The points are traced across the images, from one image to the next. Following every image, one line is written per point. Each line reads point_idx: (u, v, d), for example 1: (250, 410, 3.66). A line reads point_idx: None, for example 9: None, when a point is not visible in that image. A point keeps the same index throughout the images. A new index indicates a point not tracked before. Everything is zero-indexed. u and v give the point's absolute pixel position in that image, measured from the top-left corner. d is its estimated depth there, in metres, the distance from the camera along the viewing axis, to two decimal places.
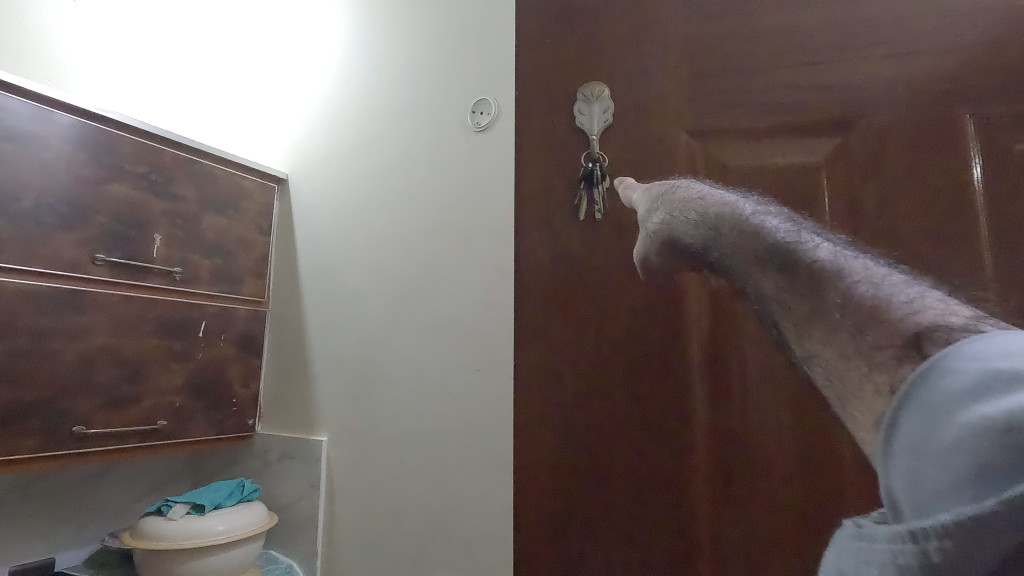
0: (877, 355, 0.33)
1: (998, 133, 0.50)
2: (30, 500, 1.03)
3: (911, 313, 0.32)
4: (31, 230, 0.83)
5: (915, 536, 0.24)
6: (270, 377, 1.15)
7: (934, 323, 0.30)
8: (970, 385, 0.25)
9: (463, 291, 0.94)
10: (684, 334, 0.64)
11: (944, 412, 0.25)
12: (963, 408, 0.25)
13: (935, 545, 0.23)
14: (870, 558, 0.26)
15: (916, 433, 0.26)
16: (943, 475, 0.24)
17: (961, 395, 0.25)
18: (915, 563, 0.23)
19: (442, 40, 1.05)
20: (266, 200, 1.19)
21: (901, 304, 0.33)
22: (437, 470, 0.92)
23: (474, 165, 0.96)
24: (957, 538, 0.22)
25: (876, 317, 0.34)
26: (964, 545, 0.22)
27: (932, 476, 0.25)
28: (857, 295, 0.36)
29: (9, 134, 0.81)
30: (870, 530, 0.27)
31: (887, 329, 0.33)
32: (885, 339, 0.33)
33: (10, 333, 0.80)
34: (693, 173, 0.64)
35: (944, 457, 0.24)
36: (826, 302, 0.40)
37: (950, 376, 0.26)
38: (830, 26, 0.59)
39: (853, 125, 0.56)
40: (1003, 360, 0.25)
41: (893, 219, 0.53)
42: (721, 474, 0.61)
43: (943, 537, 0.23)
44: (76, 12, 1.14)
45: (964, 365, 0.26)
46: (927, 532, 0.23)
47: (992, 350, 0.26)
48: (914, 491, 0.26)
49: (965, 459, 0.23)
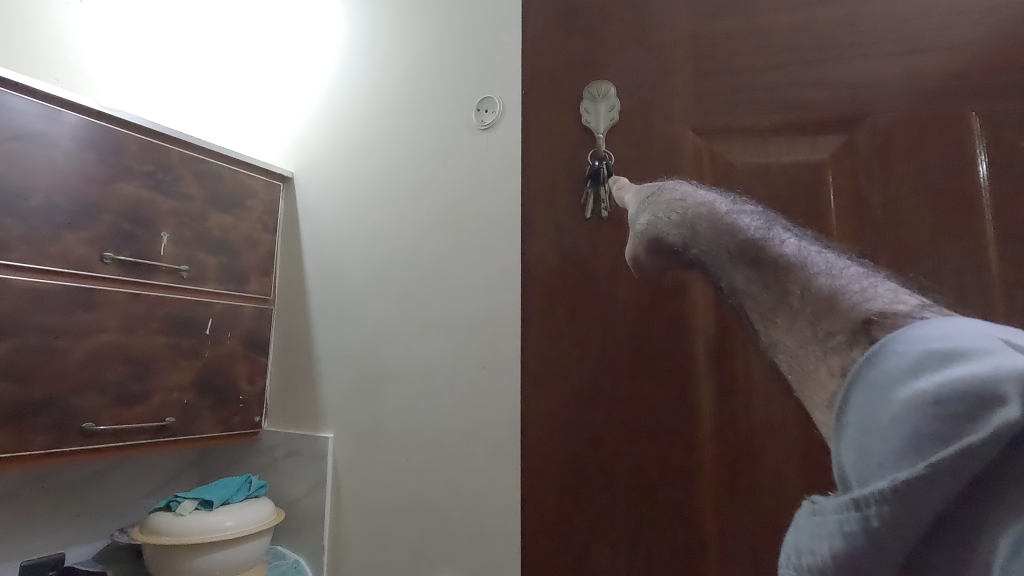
0: (801, 330, 0.26)
1: (1004, 130, 0.50)
2: (40, 496, 1.04)
3: (856, 291, 0.25)
4: (40, 229, 0.84)
5: (858, 503, 0.21)
6: (277, 375, 1.16)
7: (887, 308, 0.24)
8: (908, 360, 0.22)
9: (469, 289, 0.94)
10: (690, 331, 0.65)
11: (881, 387, 0.22)
12: (901, 382, 0.21)
13: (875, 510, 0.20)
14: (813, 530, 0.23)
15: (851, 408, 0.23)
16: (880, 446, 0.21)
17: (899, 371, 0.22)
18: (859, 530, 0.21)
19: (446, 38, 1.05)
20: (271, 198, 1.19)
21: (835, 270, 0.27)
22: (442, 465, 0.92)
23: (479, 162, 0.97)
24: (897, 503, 0.20)
25: (804, 283, 0.27)
26: (903, 511, 0.20)
27: (870, 450, 0.22)
28: (788, 255, 0.29)
29: (17, 133, 0.82)
30: (816, 499, 0.24)
31: (822, 302, 0.26)
32: (820, 317, 0.26)
33: (21, 330, 0.81)
34: (698, 171, 0.64)
35: (882, 429, 0.22)
36: (721, 253, 0.33)
37: (886, 355, 0.22)
38: (836, 24, 0.59)
39: (859, 123, 0.57)
40: (942, 338, 0.22)
41: (898, 216, 0.54)
42: (726, 471, 0.61)
43: (884, 503, 0.20)
44: (83, 12, 1.15)
45: (904, 344, 0.22)
46: (867, 498, 0.21)
47: (935, 331, 0.22)
48: (852, 461, 0.23)
49: (908, 426, 0.21)
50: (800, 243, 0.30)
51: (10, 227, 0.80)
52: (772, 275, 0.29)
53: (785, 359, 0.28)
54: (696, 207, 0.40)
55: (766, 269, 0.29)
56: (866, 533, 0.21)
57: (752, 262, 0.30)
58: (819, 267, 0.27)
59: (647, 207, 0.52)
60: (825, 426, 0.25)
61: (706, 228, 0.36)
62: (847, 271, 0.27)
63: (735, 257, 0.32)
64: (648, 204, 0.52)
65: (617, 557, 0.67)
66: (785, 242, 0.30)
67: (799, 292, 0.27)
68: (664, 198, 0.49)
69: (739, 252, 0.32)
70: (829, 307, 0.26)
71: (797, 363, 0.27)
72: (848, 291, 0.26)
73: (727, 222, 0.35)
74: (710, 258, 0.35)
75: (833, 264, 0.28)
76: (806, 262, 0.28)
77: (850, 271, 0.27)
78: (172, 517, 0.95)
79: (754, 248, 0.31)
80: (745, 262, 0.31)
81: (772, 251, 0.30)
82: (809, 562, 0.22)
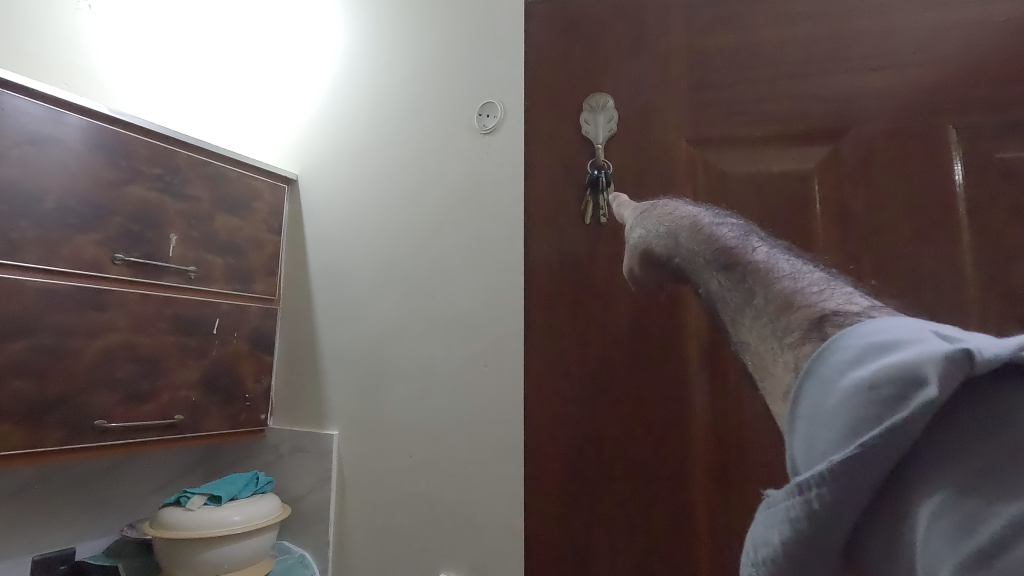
0: (764, 327, 0.30)
1: (980, 142, 0.53)
2: (51, 492, 1.06)
3: (814, 293, 0.29)
4: (53, 231, 0.86)
5: (801, 488, 0.23)
6: (282, 373, 1.19)
7: (839, 308, 0.27)
8: (852, 353, 0.24)
9: (472, 289, 0.97)
10: (684, 332, 0.67)
11: (829, 378, 0.25)
12: (845, 373, 0.24)
13: (815, 493, 0.23)
14: (769, 520, 0.25)
15: (804, 399, 0.26)
16: (825, 433, 0.24)
17: (845, 362, 0.24)
18: (803, 515, 0.23)
19: (448, 45, 1.07)
20: (276, 200, 1.22)
21: (799, 276, 0.30)
22: (445, 461, 0.95)
23: (481, 166, 1.00)
24: (833, 484, 0.22)
25: (770, 285, 0.30)
26: (839, 491, 0.22)
27: (817, 437, 0.24)
28: (759, 260, 0.32)
29: (28, 137, 0.84)
30: (772, 492, 0.26)
31: (783, 302, 0.29)
32: (780, 315, 0.29)
33: (35, 330, 0.83)
34: (692, 178, 0.67)
35: (828, 417, 0.24)
36: (699, 258, 0.36)
37: (834, 349, 0.25)
38: (823, 38, 0.62)
39: (844, 134, 0.60)
40: (881, 334, 0.24)
41: (879, 223, 0.57)
42: (719, 466, 0.64)
43: (820, 485, 0.22)
44: (91, 18, 1.17)
45: (850, 339, 0.25)
46: (807, 482, 0.23)
47: (878, 327, 0.25)
48: (803, 451, 0.25)
49: (844, 415, 0.23)
50: (772, 250, 0.33)
51: (24, 230, 0.82)
52: (742, 278, 0.32)
53: (751, 356, 0.31)
54: (682, 218, 0.44)
55: (737, 273, 0.33)
56: (809, 516, 0.23)
57: (725, 266, 0.34)
58: (786, 273, 0.31)
59: (642, 221, 0.55)
60: (783, 417, 0.28)
61: (688, 237, 0.40)
62: (812, 277, 0.30)
63: (710, 262, 0.35)
64: (642, 218, 0.55)
65: (615, 548, 0.69)
66: (757, 249, 0.33)
67: (764, 293, 0.30)
68: (656, 213, 0.52)
69: (714, 257, 0.35)
70: (788, 306, 0.29)
71: (759, 358, 0.30)
72: (807, 293, 0.29)
73: (705, 230, 0.38)
74: (689, 265, 0.38)
75: (799, 270, 0.31)
76: (774, 267, 0.31)
77: (815, 277, 0.30)
78: (181, 512, 0.98)
79: (727, 253, 0.34)
80: (719, 267, 0.34)
81: (745, 256, 0.33)
82: (766, 552, 0.25)
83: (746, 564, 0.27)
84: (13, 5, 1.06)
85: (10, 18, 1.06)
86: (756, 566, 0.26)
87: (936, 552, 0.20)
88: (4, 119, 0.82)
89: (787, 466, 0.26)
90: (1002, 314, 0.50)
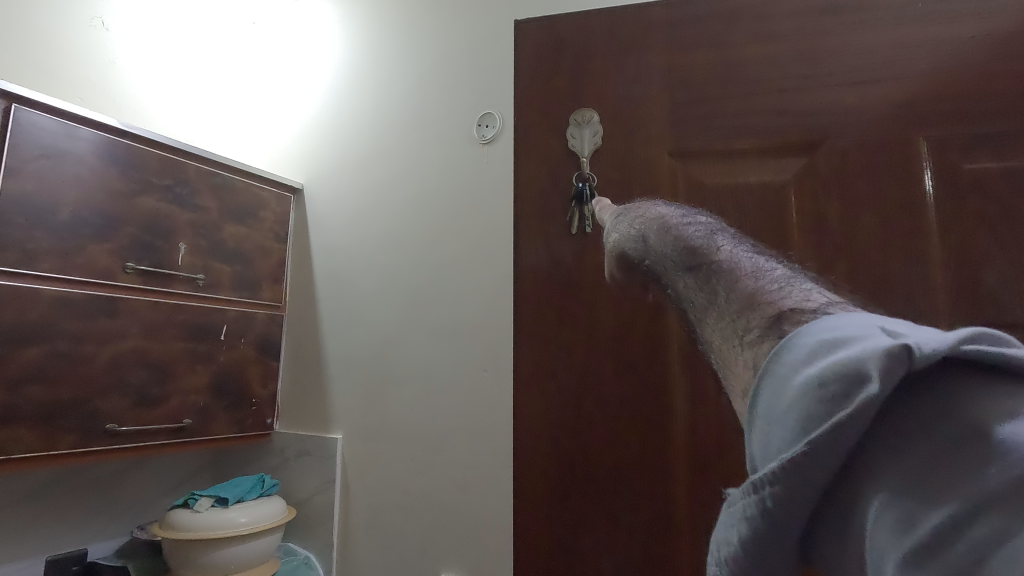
0: (727, 326, 0.30)
1: (949, 153, 0.57)
2: (65, 493, 1.08)
3: (774, 292, 0.29)
4: (68, 240, 0.89)
5: (756, 486, 0.22)
6: (287, 379, 1.22)
7: (798, 305, 0.27)
8: (806, 351, 0.23)
9: (469, 294, 1.01)
10: (667, 334, 0.69)
11: (785, 376, 0.24)
12: (798, 371, 0.23)
13: (768, 492, 0.21)
14: (729, 519, 0.24)
15: (762, 398, 0.25)
16: (781, 430, 0.23)
17: (798, 361, 0.24)
18: (757, 513, 0.22)
19: (446, 59, 1.11)
20: (281, 209, 1.25)
21: (761, 274, 0.31)
22: (446, 463, 0.98)
23: (479, 176, 1.03)
24: (785, 483, 0.21)
25: (733, 285, 0.31)
26: (790, 489, 0.21)
27: (774, 436, 0.23)
28: (721, 259, 0.33)
29: (45, 151, 0.87)
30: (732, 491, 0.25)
31: (746, 301, 0.29)
32: (741, 314, 0.29)
33: (51, 336, 0.86)
34: (674, 187, 0.69)
35: (782, 415, 0.23)
36: (667, 260, 0.38)
37: (790, 347, 0.24)
38: (799, 55, 0.65)
39: (820, 145, 0.62)
40: (832, 331, 0.24)
41: (852, 233, 0.59)
42: (697, 464, 0.64)
43: (773, 483, 0.21)
44: (106, 34, 1.19)
45: (805, 337, 0.24)
46: (761, 480, 0.22)
47: (831, 324, 0.24)
48: (761, 449, 0.24)
49: (796, 414, 0.22)
50: (736, 249, 0.34)
51: (41, 240, 0.85)
52: (707, 279, 0.33)
53: (716, 355, 0.31)
54: (652, 221, 0.46)
55: (702, 273, 0.33)
56: (763, 515, 0.22)
57: (691, 268, 0.34)
58: (748, 272, 0.31)
59: (618, 225, 0.55)
60: (743, 414, 0.27)
61: (657, 239, 0.41)
62: (773, 276, 0.30)
63: (677, 264, 0.36)
64: (619, 221, 0.56)
65: (603, 552, 0.69)
66: (721, 247, 0.34)
67: (727, 293, 0.31)
68: (631, 216, 0.53)
69: (680, 257, 0.36)
70: (751, 305, 0.29)
71: (723, 356, 0.30)
72: (768, 291, 0.29)
73: (673, 229, 0.40)
74: (659, 266, 0.39)
75: (761, 268, 0.31)
76: (736, 266, 0.32)
77: (777, 276, 0.31)
78: (189, 513, 0.99)
79: (691, 252, 0.35)
80: (684, 268, 0.35)
81: (709, 257, 0.34)
82: (726, 552, 0.24)
83: (712, 564, 0.26)
84: (28, 18, 1.06)
85: (26, 33, 1.06)
86: (717, 567, 0.24)
87: (881, 547, 0.19)
88: (22, 133, 0.84)
89: (749, 463, 0.26)
90: (972, 316, 0.53)
